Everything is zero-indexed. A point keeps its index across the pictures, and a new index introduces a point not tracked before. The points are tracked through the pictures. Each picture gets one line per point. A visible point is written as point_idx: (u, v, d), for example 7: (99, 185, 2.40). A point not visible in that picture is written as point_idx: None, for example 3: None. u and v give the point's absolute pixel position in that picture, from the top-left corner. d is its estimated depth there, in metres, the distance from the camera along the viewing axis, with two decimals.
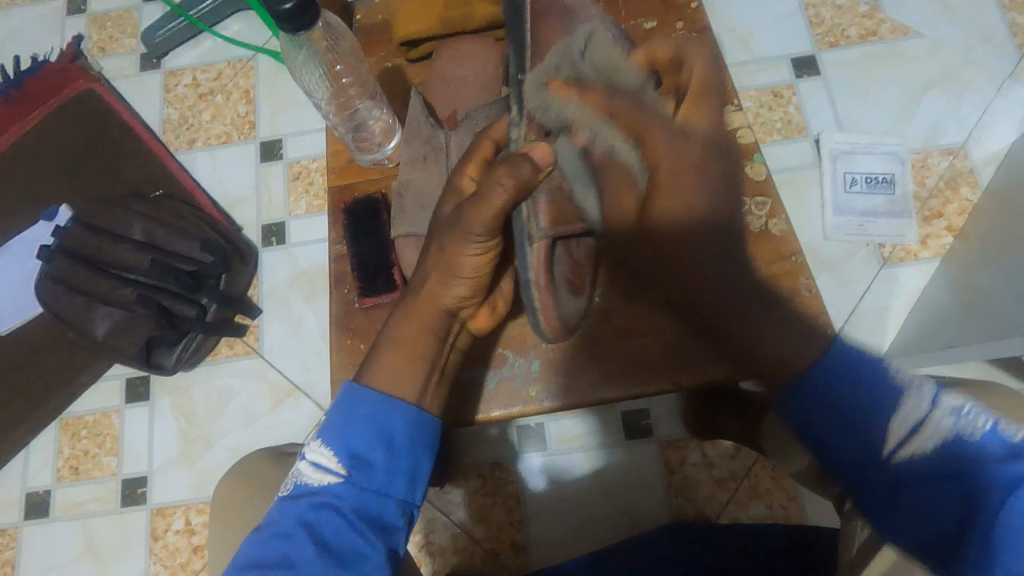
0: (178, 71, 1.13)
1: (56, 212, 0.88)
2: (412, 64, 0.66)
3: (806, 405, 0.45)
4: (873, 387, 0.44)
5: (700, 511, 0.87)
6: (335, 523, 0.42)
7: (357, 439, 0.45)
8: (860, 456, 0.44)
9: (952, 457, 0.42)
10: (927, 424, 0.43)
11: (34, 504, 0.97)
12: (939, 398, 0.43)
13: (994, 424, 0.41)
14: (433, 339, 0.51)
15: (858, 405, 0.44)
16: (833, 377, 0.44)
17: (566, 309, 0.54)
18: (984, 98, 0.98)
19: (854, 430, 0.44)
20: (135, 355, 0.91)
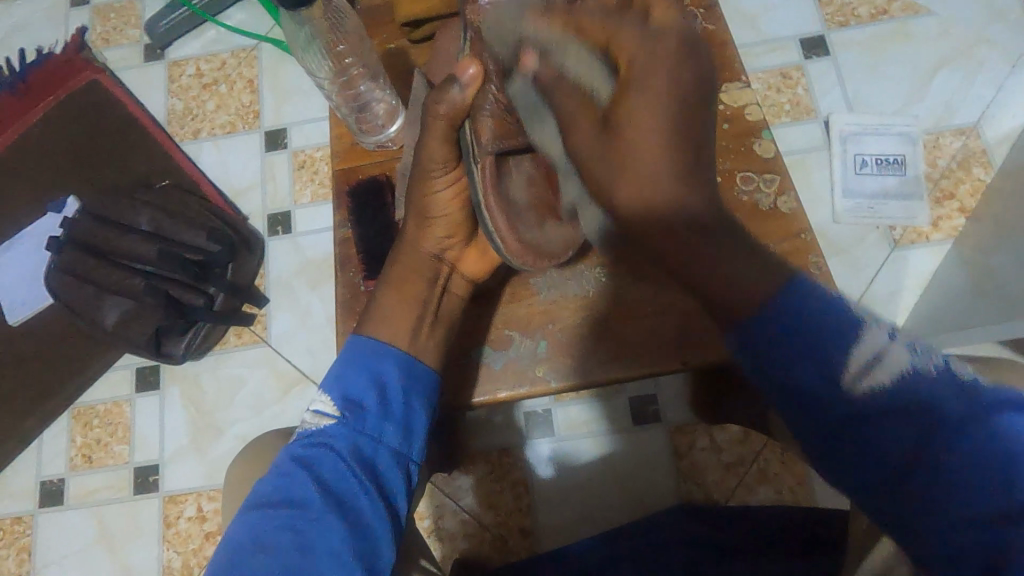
0: (182, 62, 1.13)
1: (64, 204, 0.88)
2: (416, 46, 0.65)
3: (765, 330, 0.35)
4: (833, 309, 0.35)
5: (708, 495, 0.86)
6: (330, 463, 0.45)
7: (352, 385, 0.49)
8: (824, 388, 0.34)
9: (915, 394, 0.33)
10: (887, 358, 0.34)
11: (48, 493, 0.98)
12: (897, 332, 0.35)
13: (944, 362, 0.35)
14: (423, 279, 0.56)
15: (821, 327, 0.34)
16: (801, 305, 0.35)
17: (521, 226, 0.51)
18: (997, 76, 0.96)
19: (822, 359, 0.34)
20: (144, 344, 0.91)
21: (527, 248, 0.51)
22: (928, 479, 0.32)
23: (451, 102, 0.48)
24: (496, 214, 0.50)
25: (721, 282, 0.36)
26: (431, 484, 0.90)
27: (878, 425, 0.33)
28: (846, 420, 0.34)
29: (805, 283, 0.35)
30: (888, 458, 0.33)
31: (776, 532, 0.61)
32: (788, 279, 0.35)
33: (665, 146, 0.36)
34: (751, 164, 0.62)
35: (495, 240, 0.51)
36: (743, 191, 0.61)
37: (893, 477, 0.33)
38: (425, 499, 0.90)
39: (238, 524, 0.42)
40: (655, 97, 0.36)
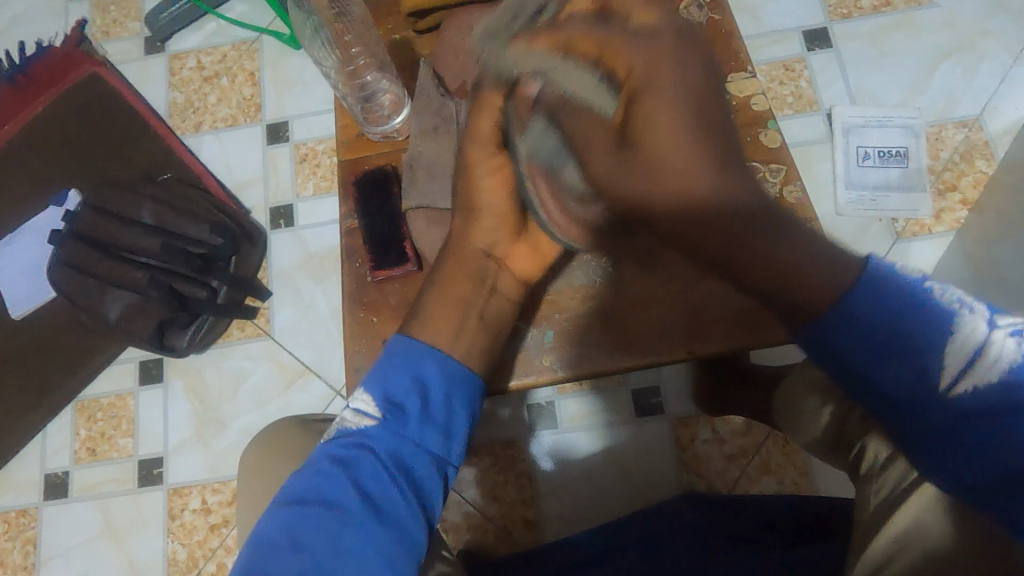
0: (183, 54, 1.13)
1: (65, 197, 0.88)
2: (420, 36, 0.64)
3: (839, 344, 0.38)
4: (909, 315, 0.37)
5: (711, 486, 0.87)
6: (369, 465, 0.45)
7: (396, 387, 0.48)
8: (910, 392, 0.37)
9: (1018, 384, 0.35)
10: (985, 355, 0.36)
11: (52, 486, 0.98)
12: (993, 323, 0.37)
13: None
14: (468, 278, 0.53)
15: (902, 336, 0.37)
16: (870, 323, 0.37)
17: (568, 204, 0.53)
18: (1001, 68, 0.96)
19: (910, 362, 0.37)
20: (147, 338, 0.91)
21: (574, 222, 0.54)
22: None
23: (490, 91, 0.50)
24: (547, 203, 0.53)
25: (806, 290, 0.38)
26: None
27: (950, 417, 0.37)
28: (952, 424, 0.37)
29: (888, 282, 0.38)
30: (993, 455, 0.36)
31: (780, 521, 0.61)
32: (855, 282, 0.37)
33: (711, 172, 0.39)
34: (757, 154, 0.62)
35: (543, 220, 0.54)
36: None
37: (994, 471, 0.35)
38: None
39: (274, 519, 0.43)
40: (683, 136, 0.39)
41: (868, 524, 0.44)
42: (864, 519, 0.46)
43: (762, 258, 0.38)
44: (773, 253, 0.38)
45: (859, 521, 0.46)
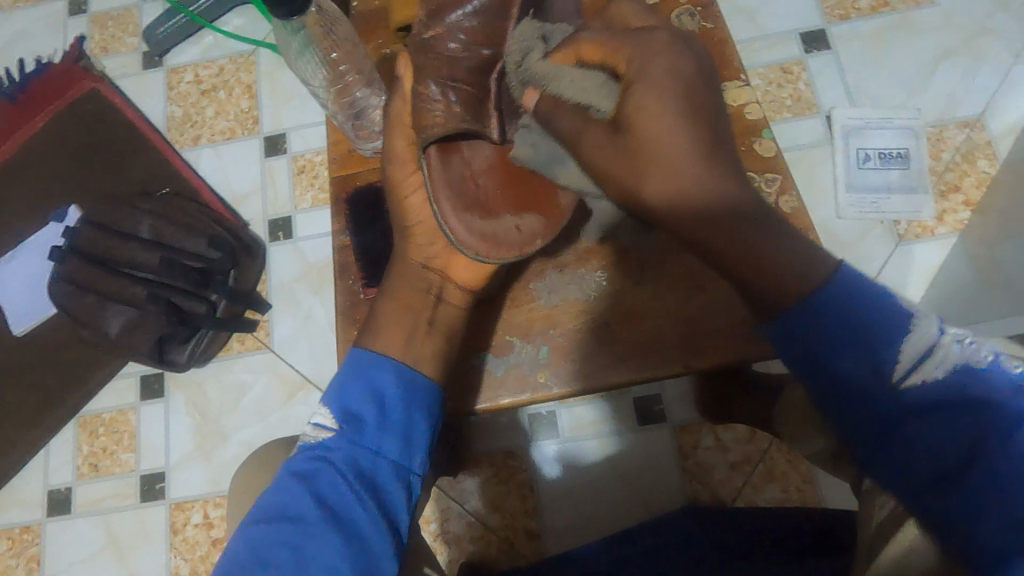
0: (180, 68, 1.13)
1: (65, 213, 0.89)
2: (411, 49, 0.64)
3: (805, 323, 0.39)
4: (877, 315, 0.38)
5: (715, 495, 0.86)
6: (328, 477, 0.45)
7: (351, 397, 0.50)
8: (864, 385, 0.38)
9: (958, 393, 0.36)
10: (929, 360, 0.37)
11: (55, 502, 0.98)
12: (944, 327, 0.38)
13: (998, 359, 0.36)
14: (420, 291, 0.55)
15: (856, 323, 0.38)
16: (838, 310, 0.39)
17: (469, 211, 0.49)
18: (1002, 67, 0.95)
19: (860, 350, 0.38)
20: (147, 353, 0.91)
21: (482, 236, 0.50)
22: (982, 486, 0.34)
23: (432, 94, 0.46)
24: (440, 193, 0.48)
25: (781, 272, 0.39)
26: (436, 488, 0.90)
27: (882, 415, 0.38)
28: (896, 413, 0.38)
29: (852, 277, 0.39)
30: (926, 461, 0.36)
31: (785, 534, 0.61)
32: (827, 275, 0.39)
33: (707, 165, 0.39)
34: (752, 163, 0.62)
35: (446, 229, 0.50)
36: None
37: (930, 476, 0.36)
38: (431, 503, 0.90)
39: (236, 538, 0.43)
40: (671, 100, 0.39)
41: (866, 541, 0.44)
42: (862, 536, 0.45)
43: (766, 248, 0.39)
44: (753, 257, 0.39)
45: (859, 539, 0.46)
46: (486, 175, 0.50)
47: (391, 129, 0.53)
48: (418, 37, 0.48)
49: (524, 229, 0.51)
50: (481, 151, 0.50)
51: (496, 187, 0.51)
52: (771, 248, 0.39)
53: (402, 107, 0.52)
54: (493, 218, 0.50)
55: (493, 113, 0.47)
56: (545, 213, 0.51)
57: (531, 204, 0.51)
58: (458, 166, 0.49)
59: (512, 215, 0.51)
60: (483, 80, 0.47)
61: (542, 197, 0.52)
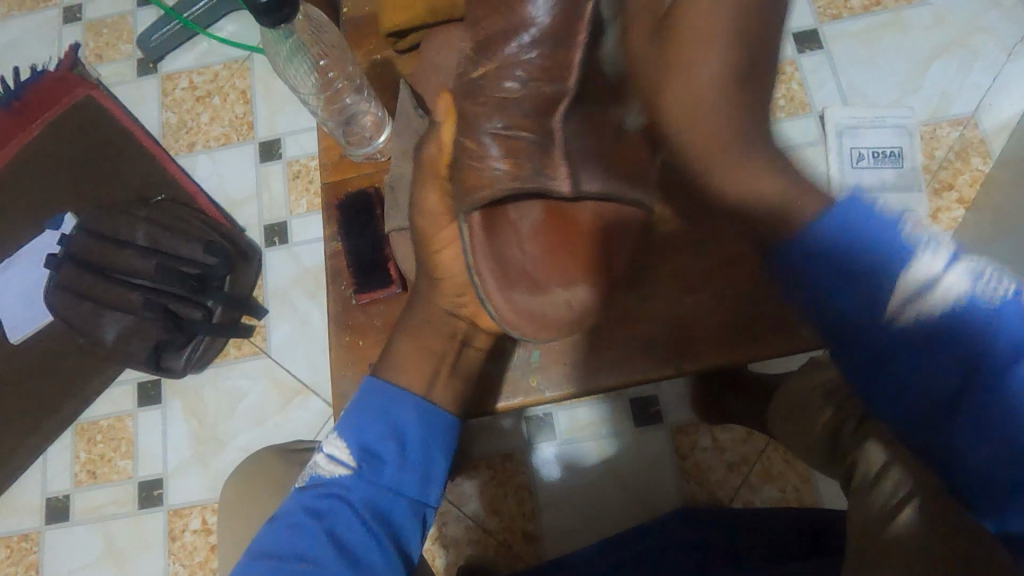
0: (175, 74, 1.13)
1: (62, 220, 0.88)
2: (401, 55, 0.64)
3: (809, 267, 0.46)
4: (882, 244, 0.44)
5: (712, 496, 0.86)
6: (345, 517, 0.46)
7: (370, 435, 0.49)
8: (866, 309, 0.45)
9: (947, 323, 0.43)
10: (926, 297, 0.43)
11: (53, 509, 0.98)
12: (955, 262, 0.43)
13: (1015, 291, 0.42)
14: (443, 337, 0.53)
15: (857, 258, 0.44)
16: (827, 247, 0.45)
17: (516, 291, 0.47)
18: (995, 64, 0.95)
19: (861, 286, 0.45)
20: (144, 359, 0.91)
21: (523, 316, 0.48)
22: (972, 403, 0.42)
23: (479, 137, 0.44)
24: (481, 263, 0.45)
25: (775, 211, 0.46)
26: None
27: (891, 341, 0.45)
28: (886, 343, 0.45)
29: (859, 208, 0.44)
30: (924, 393, 0.44)
31: (779, 535, 0.61)
32: (823, 210, 0.45)
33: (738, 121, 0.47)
34: None
35: (487, 305, 0.48)
36: None
37: (911, 417, 0.46)
38: None
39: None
40: (710, 72, 0.47)
41: (863, 527, 0.44)
42: (856, 522, 0.46)
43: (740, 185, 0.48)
44: (773, 222, 0.46)
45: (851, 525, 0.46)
46: (532, 241, 0.47)
47: (422, 183, 0.50)
48: (467, 77, 0.44)
49: (573, 304, 0.51)
50: (528, 212, 0.46)
51: (545, 252, 0.48)
52: (751, 170, 0.47)
53: (438, 157, 0.48)
54: (541, 293, 0.49)
55: (560, 165, 0.43)
56: (588, 280, 0.51)
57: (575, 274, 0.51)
58: (505, 239, 0.46)
59: (561, 289, 0.50)
60: (545, 125, 0.43)
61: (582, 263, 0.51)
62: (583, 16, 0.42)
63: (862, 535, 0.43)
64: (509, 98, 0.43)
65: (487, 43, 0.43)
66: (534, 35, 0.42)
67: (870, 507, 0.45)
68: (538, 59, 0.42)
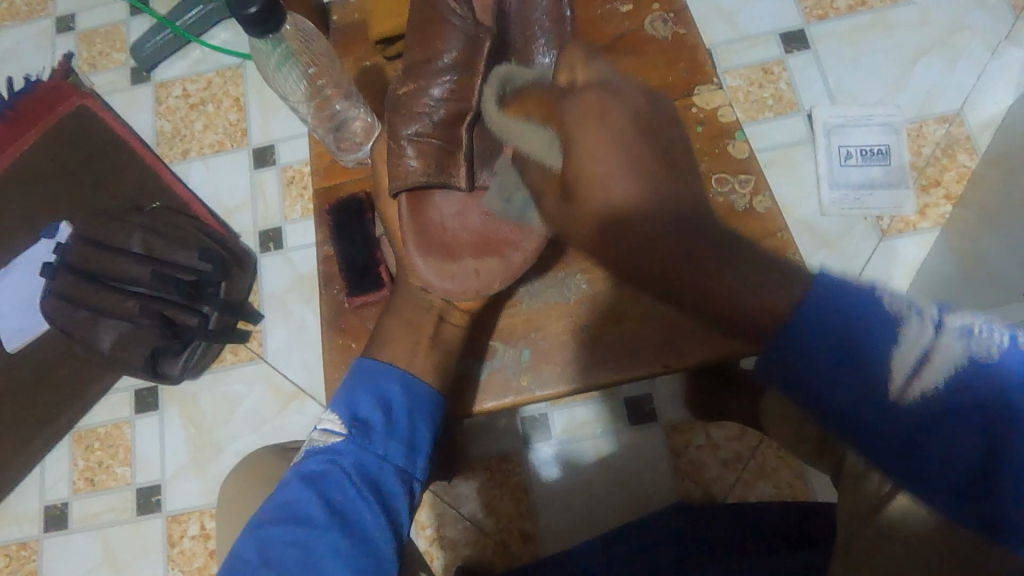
0: (168, 83, 1.14)
1: (57, 229, 0.86)
2: (390, 61, 0.65)
3: (799, 363, 0.38)
4: (862, 313, 0.37)
5: (708, 492, 0.87)
6: (338, 480, 0.47)
7: (361, 405, 0.50)
8: (862, 398, 0.37)
9: (969, 389, 0.35)
10: (933, 359, 0.36)
11: (52, 517, 0.99)
12: (941, 322, 0.36)
13: (1013, 339, 0.35)
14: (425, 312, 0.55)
15: (844, 330, 0.37)
16: (824, 312, 0.37)
17: (431, 262, 0.51)
18: (980, 62, 0.96)
19: (854, 370, 0.37)
20: (141, 367, 0.91)
21: (451, 278, 0.51)
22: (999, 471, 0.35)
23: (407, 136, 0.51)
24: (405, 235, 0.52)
25: (747, 307, 0.38)
26: (431, 493, 0.91)
27: (907, 424, 0.37)
28: (904, 431, 0.37)
29: (840, 285, 0.38)
30: (963, 467, 0.36)
31: (770, 531, 0.62)
32: (810, 283, 0.38)
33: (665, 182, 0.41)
34: (726, 165, 0.63)
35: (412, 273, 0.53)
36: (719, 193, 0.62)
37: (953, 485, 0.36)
38: (426, 508, 0.91)
39: (243, 541, 0.44)
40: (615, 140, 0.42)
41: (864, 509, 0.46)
42: (855, 501, 0.48)
43: (711, 288, 0.39)
44: (719, 280, 0.39)
45: (850, 505, 0.49)
46: (454, 221, 0.52)
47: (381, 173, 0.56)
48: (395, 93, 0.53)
49: (482, 274, 0.51)
50: (450, 200, 0.52)
51: (470, 227, 0.51)
52: (726, 260, 0.39)
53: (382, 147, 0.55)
54: (452, 262, 0.51)
55: (460, 163, 0.51)
56: (504, 257, 0.51)
57: (494, 251, 0.51)
58: (429, 216, 0.52)
59: (473, 259, 0.51)
60: (452, 131, 0.52)
61: (503, 244, 0.51)
62: (481, 55, 0.52)
63: (863, 518, 0.46)
64: (432, 105, 0.52)
65: (417, 65, 0.53)
66: (449, 63, 0.52)
67: (862, 494, 0.48)
68: (456, 80, 0.52)
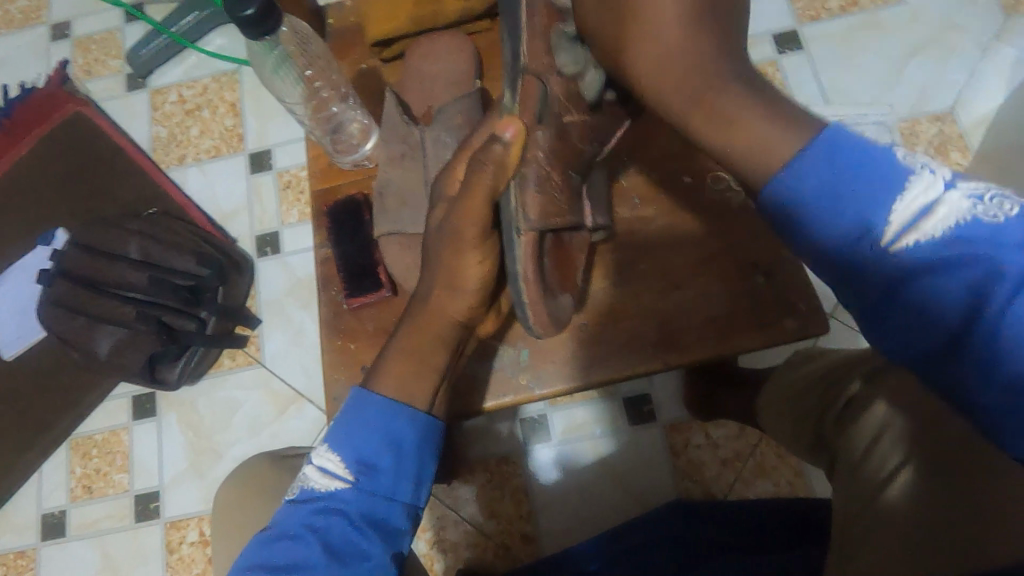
0: (164, 89, 1.14)
1: (53, 236, 0.89)
2: (387, 65, 0.66)
3: (806, 213, 0.38)
4: (871, 158, 0.37)
5: (708, 492, 0.87)
6: (341, 526, 0.44)
7: (364, 446, 0.47)
8: (848, 253, 0.37)
9: (966, 238, 0.35)
10: (939, 211, 0.36)
11: (50, 525, 0.98)
12: (952, 183, 0.36)
13: (1022, 211, 0.35)
14: (446, 350, 0.53)
15: (845, 161, 0.37)
16: (823, 154, 0.38)
17: (551, 298, 0.52)
18: (970, 61, 0.97)
19: (852, 209, 0.36)
20: (139, 373, 0.90)
21: (549, 322, 0.52)
22: (988, 321, 0.34)
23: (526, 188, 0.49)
24: (531, 283, 0.50)
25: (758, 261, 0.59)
26: (432, 496, 0.91)
27: (907, 272, 0.36)
28: (898, 280, 0.36)
29: (846, 136, 0.38)
30: (939, 330, 0.35)
31: (772, 527, 0.62)
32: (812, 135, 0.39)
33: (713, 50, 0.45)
34: (719, 163, 0.63)
35: (525, 310, 0.51)
36: (715, 190, 0.62)
37: (938, 348, 0.35)
38: (426, 512, 0.91)
39: None
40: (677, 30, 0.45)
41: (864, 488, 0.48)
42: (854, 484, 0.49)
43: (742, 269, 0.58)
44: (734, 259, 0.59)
45: (848, 491, 0.50)
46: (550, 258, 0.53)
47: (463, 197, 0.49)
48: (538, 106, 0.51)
49: (569, 308, 0.56)
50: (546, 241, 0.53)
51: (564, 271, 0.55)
52: (744, 119, 0.42)
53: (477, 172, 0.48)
54: (554, 297, 0.53)
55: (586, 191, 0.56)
56: (573, 293, 0.57)
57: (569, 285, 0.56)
58: (540, 253, 0.51)
59: (564, 294, 0.55)
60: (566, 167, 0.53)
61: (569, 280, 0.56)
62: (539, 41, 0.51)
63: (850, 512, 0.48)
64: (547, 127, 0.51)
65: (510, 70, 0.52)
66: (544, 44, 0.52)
67: (859, 483, 0.49)
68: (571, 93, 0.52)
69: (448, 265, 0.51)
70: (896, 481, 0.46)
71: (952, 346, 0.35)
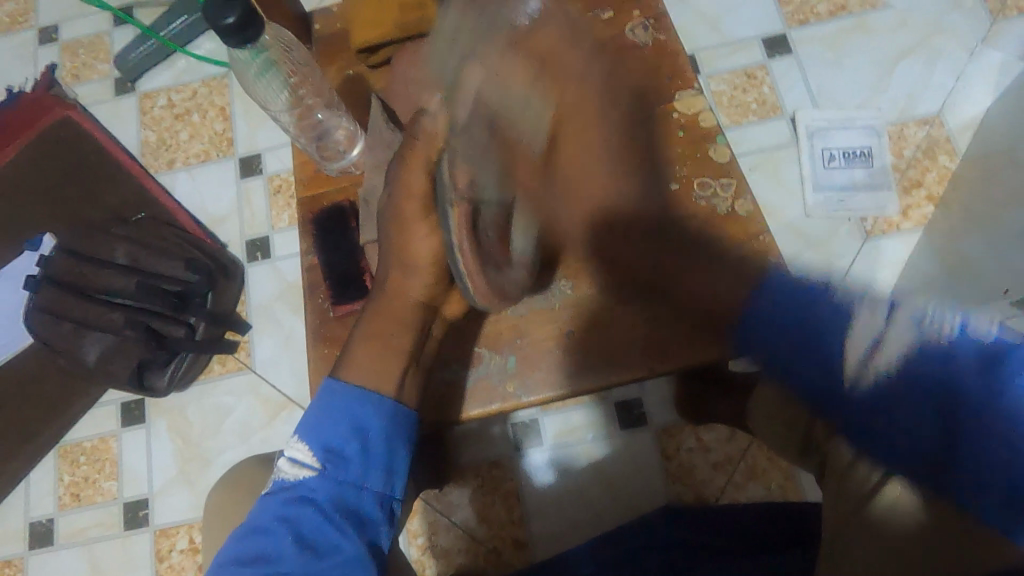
0: (153, 93, 1.13)
1: (41, 241, 0.84)
2: (373, 69, 0.66)
3: (760, 324, 0.53)
4: (809, 310, 0.50)
5: (699, 495, 0.87)
6: (310, 515, 0.46)
7: (331, 436, 0.48)
8: (823, 387, 0.51)
9: (922, 361, 0.44)
10: (886, 341, 0.46)
11: (38, 534, 0.97)
12: (896, 314, 0.47)
13: (965, 322, 0.44)
14: (407, 329, 0.52)
15: (798, 337, 0.50)
16: (769, 301, 0.53)
17: (491, 268, 0.44)
18: (957, 65, 0.98)
19: (814, 359, 0.50)
20: (127, 379, 0.91)
21: (491, 293, 0.45)
22: (969, 428, 0.42)
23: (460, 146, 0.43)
24: (468, 255, 0.42)
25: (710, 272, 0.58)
26: (422, 501, 0.90)
27: (868, 405, 0.47)
28: (866, 414, 0.48)
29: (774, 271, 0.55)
30: (921, 437, 0.44)
31: (761, 531, 0.62)
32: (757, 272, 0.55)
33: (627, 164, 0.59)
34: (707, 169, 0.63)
35: (466, 286, 0.44)
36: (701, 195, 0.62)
37: (923, 459, 0.44)
38: (417, 517, 0.90)
39: None
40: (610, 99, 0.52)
41: (852, 503, 0.48)
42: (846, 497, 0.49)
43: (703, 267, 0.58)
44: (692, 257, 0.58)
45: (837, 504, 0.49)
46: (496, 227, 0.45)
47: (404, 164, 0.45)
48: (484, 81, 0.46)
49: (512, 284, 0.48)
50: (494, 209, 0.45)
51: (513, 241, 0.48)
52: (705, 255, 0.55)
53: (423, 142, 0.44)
54: (500, 269, 0.45)
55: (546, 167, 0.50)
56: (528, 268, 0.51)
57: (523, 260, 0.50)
58: (482, 224, 0.44)
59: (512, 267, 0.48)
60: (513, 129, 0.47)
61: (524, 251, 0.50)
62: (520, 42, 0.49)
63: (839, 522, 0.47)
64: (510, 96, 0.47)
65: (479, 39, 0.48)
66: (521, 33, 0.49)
67: (847, 492, 0.49)
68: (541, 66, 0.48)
69: (397, 246, 0.49)
70: (879, 491, 0.46)
71: (948, 456, 0.43)
